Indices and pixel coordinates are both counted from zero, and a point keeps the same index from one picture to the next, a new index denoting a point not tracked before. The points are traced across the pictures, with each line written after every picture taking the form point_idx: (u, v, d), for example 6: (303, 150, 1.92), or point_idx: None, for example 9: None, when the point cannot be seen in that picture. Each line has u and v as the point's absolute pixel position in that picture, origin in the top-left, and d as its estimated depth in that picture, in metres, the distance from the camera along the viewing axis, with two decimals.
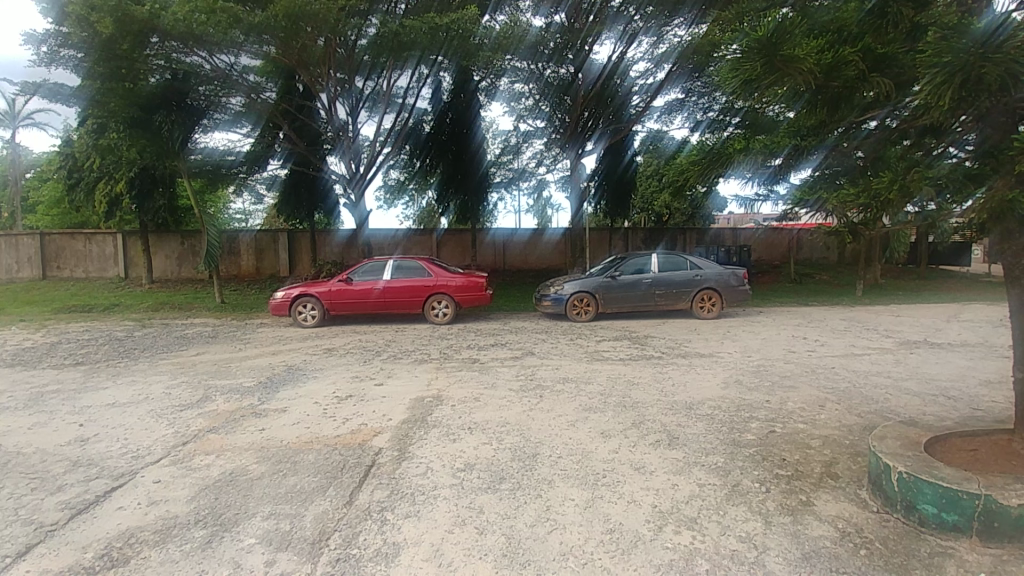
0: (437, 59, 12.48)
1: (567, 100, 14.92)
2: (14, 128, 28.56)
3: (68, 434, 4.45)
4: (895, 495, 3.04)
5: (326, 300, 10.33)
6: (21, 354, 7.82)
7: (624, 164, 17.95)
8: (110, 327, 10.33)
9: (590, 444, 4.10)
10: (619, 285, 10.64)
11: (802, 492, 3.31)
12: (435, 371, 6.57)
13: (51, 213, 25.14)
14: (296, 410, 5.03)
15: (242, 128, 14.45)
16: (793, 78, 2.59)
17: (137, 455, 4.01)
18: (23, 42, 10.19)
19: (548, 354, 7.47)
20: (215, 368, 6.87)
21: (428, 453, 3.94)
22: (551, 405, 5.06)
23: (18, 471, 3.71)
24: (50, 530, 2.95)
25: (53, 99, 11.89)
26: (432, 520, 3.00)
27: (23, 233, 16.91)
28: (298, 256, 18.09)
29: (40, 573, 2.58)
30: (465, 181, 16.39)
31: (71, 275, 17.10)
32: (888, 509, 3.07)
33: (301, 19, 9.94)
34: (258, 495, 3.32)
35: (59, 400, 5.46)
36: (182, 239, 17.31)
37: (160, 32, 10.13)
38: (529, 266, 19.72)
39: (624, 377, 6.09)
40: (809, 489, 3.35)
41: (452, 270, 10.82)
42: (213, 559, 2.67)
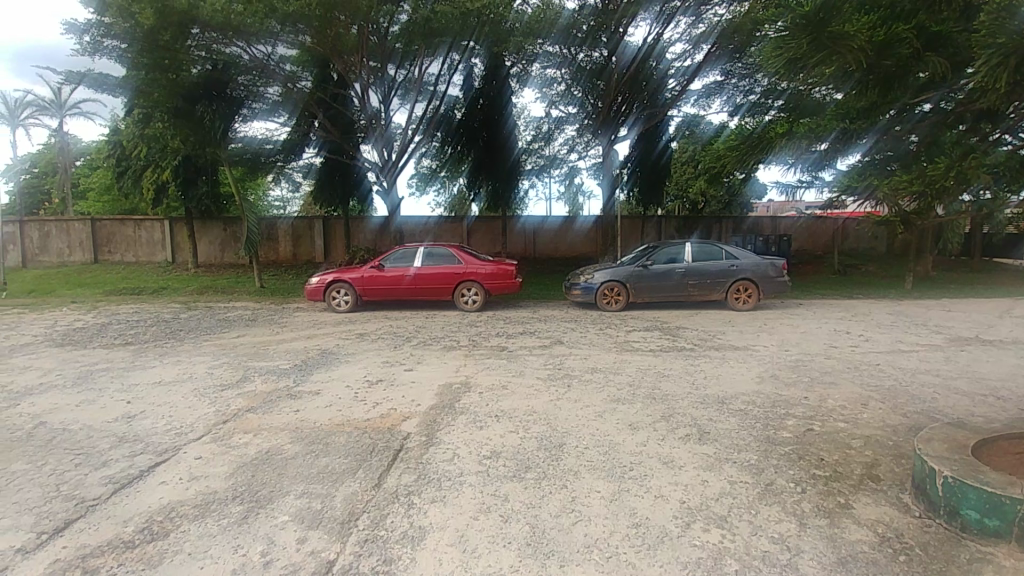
0: (469, 44, 12.42)
1: (600, 85, 14.63)
2: (60, 117, 30.04)
3: (116, 411, 4.71)
4: (937, 500, 2.88)
5: (359, 286, 10.54)
6: (75, 334, 8.32)
7: (658, 150, 17.70)
8: (158, 309, 10.88)
9: (617, 436, 4.04)
10: (651, 274, 10.42)
11: (841, 494, 3.17)
12: (464, 358, 6.61)
13: (102, 199, 26.59)
14: (329, 393, 5.17)
15: (279, 118, 14.84)
16: (843, 56, 2.47)
17: (180, 432, 4.22)
18: (64, 31, 10.62)
19: (578, 344, 7.39)
20: (253, 350, 7.14)
21: (455, 439, 3.99)
22: (578, 396, 5.01)
23: (65, 447, 3.93)
24: (92, 505, 3.11)
25: (99, 89, 12.48)
26: (458, 506, 3.03)
27: (75, 219, 17.85)
28: (332, 243, 18.53)
29: (80, 547, 2.69)
30: (497, 168, 16.38)
31: (122, 259, 18.03)
32: (927, 514, 2.92)
33: (335, 8, 10.08)
34: (292, 475, 3.44)
35: (108, 379, 5.78)
36: (225, 226, 17.98)
37: (199, 23, 10.30)
38: (559, 254, 19.57)
39: (654, 369, 5.99)
40: (848, 491, 3.21)
41: (482, 257, 10.86)
42: (248, 535, 2.78)
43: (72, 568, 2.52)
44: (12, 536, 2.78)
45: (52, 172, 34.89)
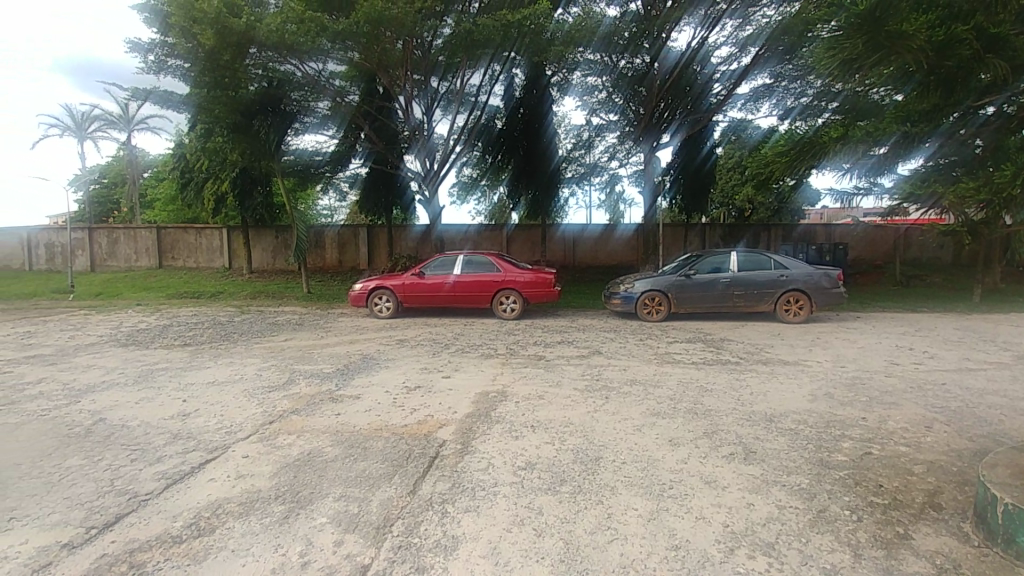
0: (510, 55, 12.54)
1: (641, 91, 14.50)
2: (128, 130, 32.49)
3: (172, 409, 5.00)
4: (997, 528, 2.67)
5: (400, 293, 10.77)
6: (139, 335, 8.92)
7: (703, 156, 17.28)
8: (214, 312, 11.53)
9: (656, 451, 3.91)
10: (694, 284, 10.10)
11: (898, 523, 2.94)
12: (501, 366, 6.61)
13: (168, 209, 28.57)
14: (369, 397, 5.29)
15: (328, 131, 15.60)
16: (902, 53, 2.79)
17: (230, 430, 4.42)
18: (129, 50, 11.52)
19: (617, 354, 7.23)
20: (299, 354, 7.42)
21: (490, 448, 3.97)
22: (616, 408, 4.89)
23: (123, 443, 4.19)
24: (144, 500, 3.28)
25: (164, 105, 13.43)
26: (491, 517, 3.00)
27: (143, 227, 19.23)
28: (376, 250, 19.08)
29: (131, 540, 2.84)
30: (537, 176, 16.45)
31: (184, 265, 19.26)
32: (992, 545, 2.69)
33: (382, 25, 10.44)
34: (331, 477, 3.52)
35: (167, 378, 6.15)
36: (276, 234, 18.89)
37: (257, 43, 10.88)
38: (599, 262, 19.32)
39: (697, 383, 5.76)
40: (904, 518, 2.98)
41: (521, 265, 10.88)
42: (288, 535, 2.86)
43: (121, 562, 2.64)
44: (66, 528, 2.95)
45: (121, 183, 37.83)
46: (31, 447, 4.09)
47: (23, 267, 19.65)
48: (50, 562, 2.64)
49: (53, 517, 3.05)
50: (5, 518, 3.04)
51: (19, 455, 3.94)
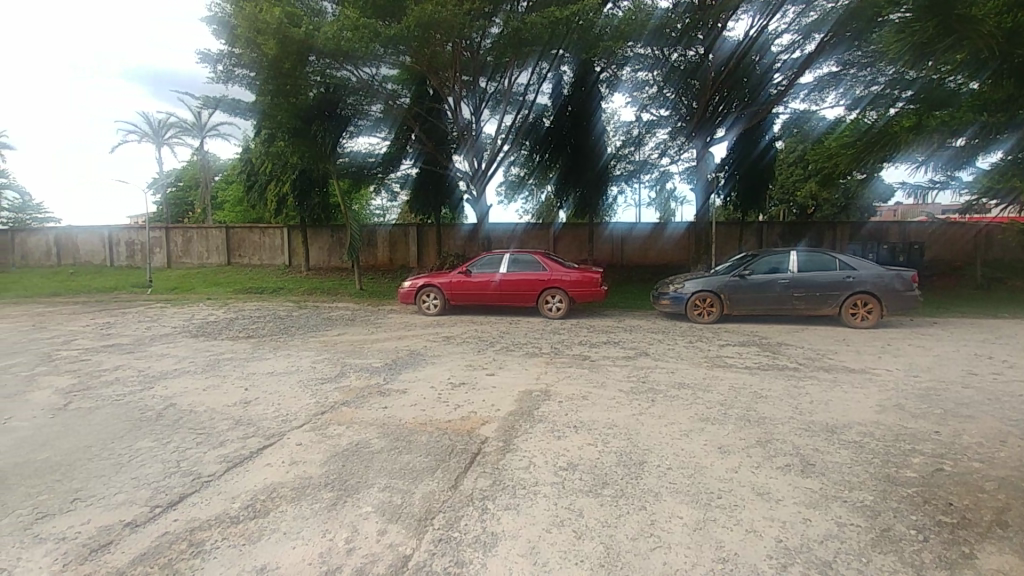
0: (559, 53, 12.49)
1: (695, 84, 14.16)
2: (201, 137, 35.04)
3: (236, 397, 5.35)
4: None
5: (448, 290, 10.96)
6: (209, 327, 9.61)
7: (760, 150, 16.52)
8: (275, 307, 12.23)
9: (704, 458, 3.76)
10: (749, 284, 9.65)
11: (968, 545, 2.70)
12: (545, 365, 6.58)
13: (236, 210, 30.61)
14: (415, 392, 5.42)
15: (381, 133, 16.17)
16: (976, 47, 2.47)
17: (286, 419, 4.67)
18: (200, 61, 12.41)
19: (664, 356, 7.02)
20: (351, 348, 7.73)
21: (532, 447, 3.96)
22: (662, 411, 4.74)
23: (191, 426, 4.53)
24: (206, 481, 3.51)
25: (232, 113, 14.37)
26: (531, 516, 2.99)
27: (213, 227, 20.67)
28: (425, 248, 19.53)
29: (194, 519, 3.05)
30: (585, 175, 16.27)
31: (249, 262, 20.54)
32: None
33: (432, 28, 10.69)
34: (377, 468, 3.63)
35: (231, 368, 6.58)
36: (332, 232, 19.75)
37: (315, 51, 11.38)
38: (649, 261, 18.84)
39: (750, 388, 5.49)
40: (974, 539, 2.74)
41: (567, 264, 10.79)
42: (336, 521, 2.97)
43: (181, 540, 2.83)
44: (132, 507, 3.18)
45: (194, 185, 40.87)
46: (109, 429, 4.48)
47: (107, 263, 21.59)
48: (115, 538, 2.85)
49: (121, 497, 3.31)
50: (80, 495, 3.33)
51: (98, 436, 4.32)
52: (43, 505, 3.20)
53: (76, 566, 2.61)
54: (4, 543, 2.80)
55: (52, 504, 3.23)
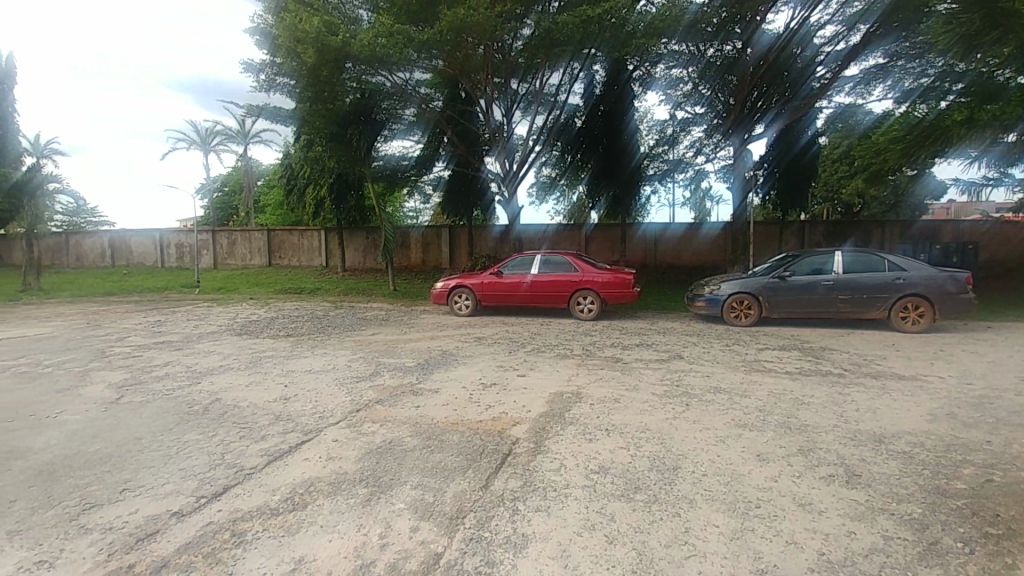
0: (591, 52, 12.43)
1: (732, 80, 13.85)
2: (245, 144, 36.57)
3: (276, 393, 5.56)
4: None
5: (479, 291, 11.04)
6: (251, 326, 10.03)
7: (801, 147, 15.97)
8: (312, 307, 12.63)
9: (742, 466, 3.64)
10: (789, 286, 9.29)
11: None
12: (576, 367, 6.54)
13: (277, 213, 31.81)
14: (447, 392, 5.48)
15: (414, 136, 16.58)
16: None
17: (323, 415, 4.81)
18: (244, 71, 12.98)
19: (699, 360, 6.85)
20: (385, 347, 7.89)
21: (563, 450, 3.94)
22: (698, 416, 4.62)
23: (234, 421, 4.73)
24: (248, 474, 3.66)
25: (274, 120, 14.97)
26: (562, 519, 2.98)
27: (255, 229, 21.54)
28: (457, 249, 19.73)
29: (237, 509, 3.19)
30: (617, 174, 16.10)
31: (288, 263, 21.29)
32: None
33: (465, 31, 10.82)
34: (410, 466, 3.70)
35: (272, 365, 6.84)
36: (367, 234, 20.22)
37: (351, 58, 11.67)
38: (683, 262, 18.41)
39: (790, 395, 5.28)
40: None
41: (599, 265, 10.69)
42: (370, 517, 3.04)
43: (223, 530, 2.96)
44: (175, 498, 3.34)
45: (238, 190, 42.70)
46: (157, 423, 4.72)
47: (158, 264, 22.84)
48: (160, 528, 3.00)
49: (166, 488, 3.48)
50: (129, 485, 3.52)
51: (146, 429, 4.56)
52: (95, 494, 3.40)
53: (123, 554, 2.75)
54: (59, 529, 2.98)
55: (103, 493, 3.42)
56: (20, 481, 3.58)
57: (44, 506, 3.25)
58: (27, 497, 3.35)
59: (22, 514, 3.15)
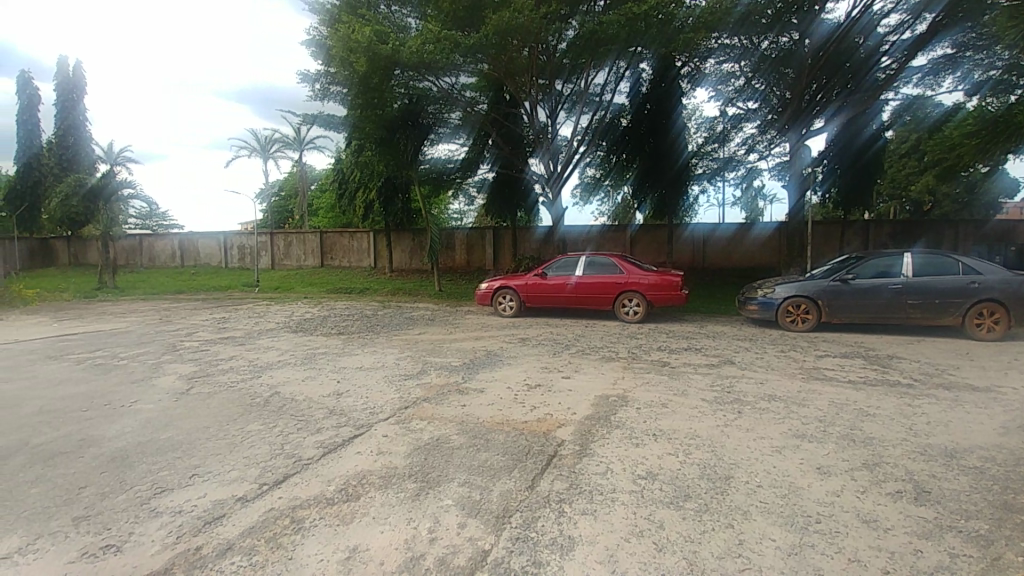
0: (638, 50, 12.21)
1: (788, 73, 13.07)
2: (300, 150, 38.36)
3: (330, 388, 5.81)
4: None
5: (523, 292, 11.09)
6: (306, 323, 10.53)
7: (866, 142, 15.05)
8: (362, 306, 13.10)
9: (799, 478, 3.47)
10: (852, 290, 8.74)
11: None
12: (622, 370, 6.44)
13: (329, 216, 33.20)
14: (492, 392, 5.54)
15: (459, 139, 16.73)
16: None
17: (373, 411, 4.98)
18: (300, 81, 13.64)
19: (752, 366, 6.58)
20: (432, 346, 8.08)
21: (609, 453, 3.90)
22: (751, 425, 4.44)
23: (292, 413, 5.00)
24: (305, 464, 3.85)
25: (327, 127, 15.65)
26: (609, 523, 2.94)
27: (309, 232, 22.57)
28: (501, 250, 19.90)
29: (296, 497, 3.37)
30: (665, 174, 15.76)
31: (339, 264, 22.18)
32: None
33: (510, 34, 10.92)
34: (457, 463, 3.77)
35: (326, 361, 7.15)
36: (414, 236, 20.72)
37: (400, 65, 11.96)
38: (733, 264, 17.73)
39: (852, 405, 4.98)
40: None
41: (645, 266, 10.47)
42: (419, 511, 3.13)
43: (283, 517, 3.12)
44: (239, 485, 3.55)
45: (293, 194, 44.95)
46: (221, 413, 5.04)
47: (222, 265, 24.39)
48: (225, 513, 3.20)
49: (230, 475, 3.71)
50: (195, 472, 3.78)
51: (212, 419, 4.88)
52: (165, 480, 3.66)
53: (190, 537, 2.94)
54: (129, 514, 3.20)
55: (172, 479, 3.67)
56: (95, 466, 3.88)
57: (116, 491, 3.50)
58: (99, 482, 3.61)
59: (95, 498, 3.39)
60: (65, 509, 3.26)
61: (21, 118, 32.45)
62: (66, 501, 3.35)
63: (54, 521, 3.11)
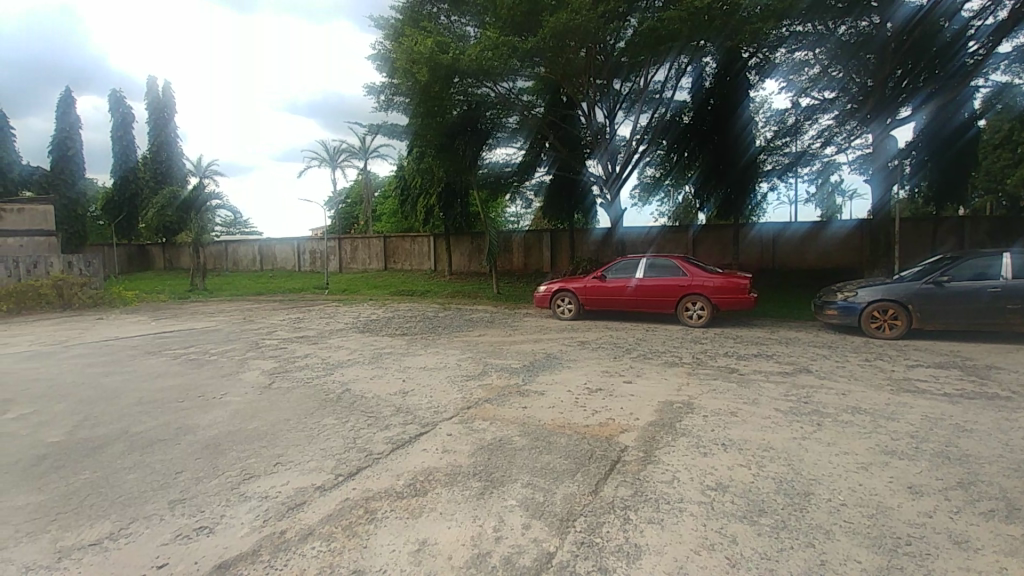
0: (701, 44, 11.75)
1: (869, 58, 12.00)
2: (365, 158, 40.29)
3: (396, 387, 6.06)
4: None
5: (582, 295, 10.98)
6: (373, 324, 11.04)
7: (961, 131, 13.64)
8: (424, 308, 13.53)
9: (887, 497, 3.20)
10: (946, 294, 7.95)
11: None
12: (687, 376, 6.22)
13: (392, 221, 34.63)
14: (552, 395, 5.54)
15: (517, 143, 17.10)
16: None
17: (437, 410, 5.14)
18: (367, 93, 14.36)
19: (832, 375, 6.12)
20: (491, 348, 8.21)
21: (675, 461, 3.78)
22: (832, 438, 4.15)
23: (363, 409, 5.27)
24: (376, 458, 4.05)
25: (391, 136, 16.33)
26: (677, 534, 2.87)
27: (374, 236, 23.63)
28: (558, 253, 19.83)
29: (368, 489, 3.55)
30: (730, 172, 15.01)
31: (402, 267, 23.05)
32: None
33: (567, 36, 10.89)
34: (520, 464, 3.81)
35: (392, 361, 7.47)
36: (472, 240, 21.09)
37: (460, 72, 12.12)
38: (807, 266, 16.60)
39: (950, 419, 4.52)
40: None
41: (710, 269, 10.05)
42: (484, 510, 3.20)
43: (358, 507, 3.31)
44: (317, 475, 3.79)
45: (358, 201, 47.28)
46: (299, 407, 5.40)
47: (296, 268, 26.11)
48: (305, 501, 3.43)
49: (309, 465, 3.97)
50: (278, 460, 4.08)
51: (291, 412, 5.25)
52: (252, 467, 3.98)
53: (275, 521, 3.19)
54: (219, 498, 3.51)
55: (259, 466, 3.99)
56: (190, 453, 4.28)
57: (208, 476, 3.85)
58: (193, 468, 3.98)
59: (189, 482, 3.74)
60: (162, 493, 3.60)
61: (117, 134, 36.08)
62: (162, 486, 3.70)
63: (151, 503, 3.45)
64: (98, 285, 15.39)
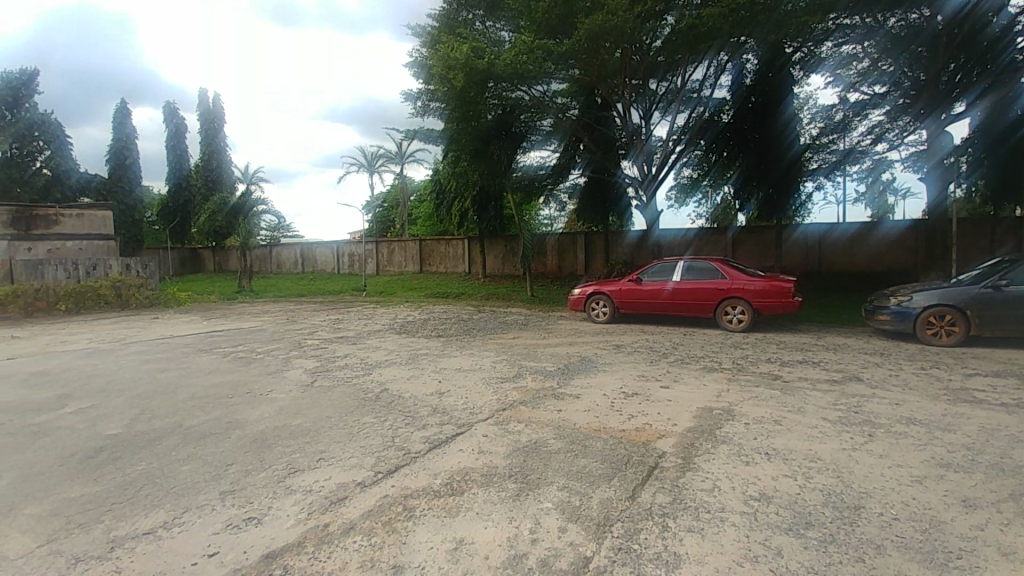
0: (743, 41, 11.39)
1: (922, 51, 11.46)
2: (401, 163, 41.11)
3: (432, 388, 6.16)
4: None
5: (617, 298, 10.83)
6: (409, 326, 11.26)
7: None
8: (458, 310, 13.70)
9: (944, 512, 3.02)
10: (1012, 298, 7.41)
11: None
12: (727, 382, 6.04)
13: (427, 225, 35.21)
14: (588, 398, 5.50)
15: (551, 146, 16.97)
16: None
17: (473, 411, 5.20)
18: (404, 100, 14.72)
19: (885, 384, 5.81)
20: (525, 351, 8.23)
21: (716, 469, 3.69)
22: (885, 450, 3.94)
23: (401, 409, 5.39)
24: (413, 457, 4.14)
25: (427, 140, 16.65)
26: (719, 544, 2.79)
27: (410, 239, 24.09)
28: (592, 255, 19.65)
29: (406, 487, 3.63)
30: (772, 171, 14.51)
31: (436, 270, 23.39)
32: None
33: (602, 37, 10.81)
34: (556, 467, 3.81)
35: (428, 362, 7.60)
36: (506, 243, 21.18)
37: (495, 77, 12.20)
38: (857, 269, 15.80)
39: (1019, 433, 4.20)
40: None
41: (751, 271, 9.74)
42: (521, 511, 3.21)
43: (396, 504, 3.39)
44: (357, 472, 3.90)
45: (395, 205, 48.31)
46: (340, 405, 5.58)
47: (335, 271, 26.95)
48: (347, 496, 3.54)
49: (349, 462, 4.09)
50: (321, 456, 4.23)
51: (333, 410, 5.43)
52: (297, 462, 4.15)
53: (319, 515, 3.31)
54: (266, 490, 3.67)
55: (303, 461, 4.15)
56: (239, 447, 4.50)
57: (256, 469, 4.03)
58: (242, 461, 4.18)
59: (238, 475, 3.93)
60: (213, 484, 3.80)
61: (171, 144, 38.24)
62: (213, 477, 3.90)
63: (202, 494, 3.64)
64: (154, 286, 16.39)
